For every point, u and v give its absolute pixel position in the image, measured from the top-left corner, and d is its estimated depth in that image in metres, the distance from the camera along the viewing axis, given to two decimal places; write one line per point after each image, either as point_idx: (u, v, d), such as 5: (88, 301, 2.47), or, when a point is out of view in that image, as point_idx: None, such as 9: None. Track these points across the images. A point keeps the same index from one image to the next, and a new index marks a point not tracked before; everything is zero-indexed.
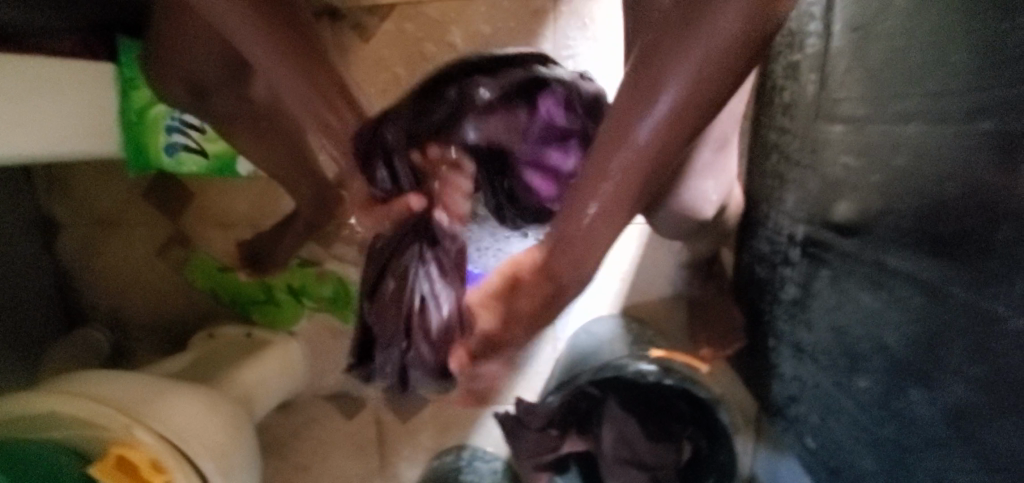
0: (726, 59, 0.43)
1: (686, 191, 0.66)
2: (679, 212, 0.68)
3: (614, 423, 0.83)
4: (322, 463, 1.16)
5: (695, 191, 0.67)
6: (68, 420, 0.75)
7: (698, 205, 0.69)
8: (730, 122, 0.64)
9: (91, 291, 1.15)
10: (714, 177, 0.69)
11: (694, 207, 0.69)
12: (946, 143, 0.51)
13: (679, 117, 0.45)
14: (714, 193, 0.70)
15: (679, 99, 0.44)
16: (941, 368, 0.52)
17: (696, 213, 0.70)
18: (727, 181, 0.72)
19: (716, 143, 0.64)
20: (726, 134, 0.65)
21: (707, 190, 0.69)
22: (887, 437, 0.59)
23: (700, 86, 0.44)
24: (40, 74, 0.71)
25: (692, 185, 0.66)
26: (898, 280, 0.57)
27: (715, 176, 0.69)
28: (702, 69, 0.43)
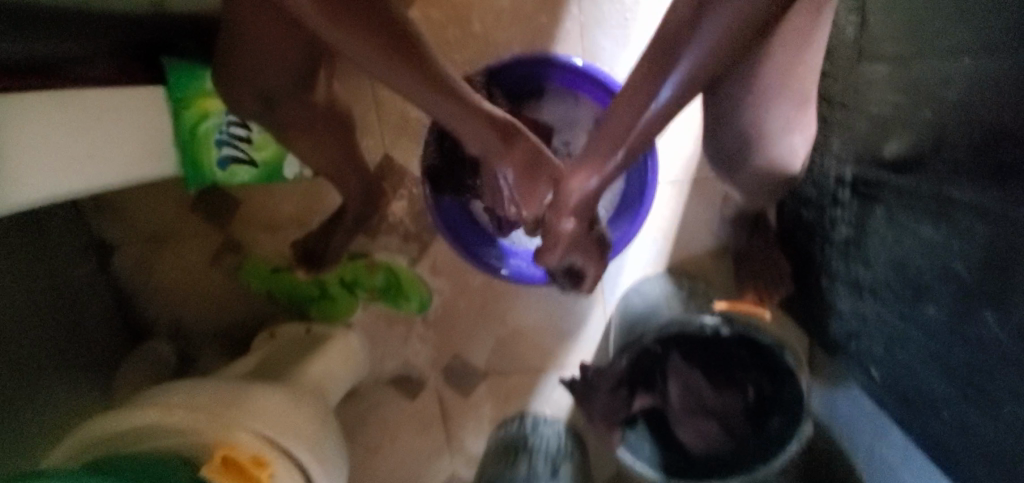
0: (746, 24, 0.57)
1: (773, 148, 0.74)
2: (767, 169, 0.76)
3: (679, 375, 0.88)
4: (392, 443, 1.21)
5: (784, 146, 0.74)
6: (172, 430, 0.80)
7: (790, 159, 0.75)
8: (805, 80, 0.70)
9: (151, 306, 1.19)
10: (806, 128, 0.74)
11: (787, 162, 0.76)
12: (1006, 73, 0.52)
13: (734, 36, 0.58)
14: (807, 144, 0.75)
15: (733, 21, 0.57)
16: (1014, 290, 0.54)
17: (788, 167, 0.76)
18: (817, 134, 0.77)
19: (795, 100, 0.71)
20: (804, 90, 0.71)
21: (796, 143, 0.74)
22: (958, 360, 0.62)
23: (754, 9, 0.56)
24: (102, 107, 0.73)
25: (781, 141, 0.73)
26: (962, 211, 0.58)
27: (805, 128, 0.74)
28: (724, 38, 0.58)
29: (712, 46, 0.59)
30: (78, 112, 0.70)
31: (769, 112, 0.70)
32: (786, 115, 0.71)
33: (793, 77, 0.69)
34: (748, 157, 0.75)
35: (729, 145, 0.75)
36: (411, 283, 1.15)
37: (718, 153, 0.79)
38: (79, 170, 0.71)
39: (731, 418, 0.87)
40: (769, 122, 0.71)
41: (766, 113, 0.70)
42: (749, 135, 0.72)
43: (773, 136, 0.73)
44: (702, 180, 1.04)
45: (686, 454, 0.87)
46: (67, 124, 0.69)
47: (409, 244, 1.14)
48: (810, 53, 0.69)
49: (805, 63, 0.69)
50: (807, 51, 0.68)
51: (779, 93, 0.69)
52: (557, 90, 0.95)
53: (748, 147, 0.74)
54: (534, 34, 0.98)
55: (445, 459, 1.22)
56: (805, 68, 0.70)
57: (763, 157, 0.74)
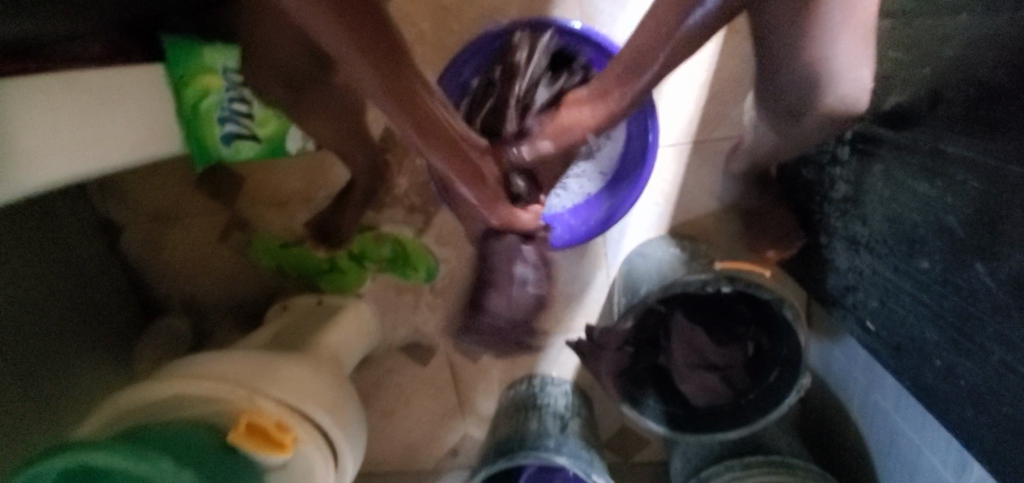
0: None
1: (836, 89, 0.67)
2: (831, 113, 0.69)
3: (682, 333, 0.90)
4: (406, 406, 1.27)
5: (848, 86, 0.67)
6: (197, 399, 0.83)
7: (856, 99, 0.68)
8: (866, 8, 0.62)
9: (164, 284, 1.22)
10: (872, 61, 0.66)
11: (854, 103, 0.69)
12: (1003, 28, 0.53)
13: None
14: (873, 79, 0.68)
15: None
16: (1003, 242, 0.56)
17: (854, 107, 0.69)
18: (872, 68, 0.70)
19: (856, 33, 0.63)
20: (867, 19, 0.63)
21: (862, 80, 0.67)
22: (949, 310, 0.64)
23: None
24: (104, 89, 0.74)
25: (845, 80, 0.66)
26: (956, 167, 0.60)
27: (871, 61, 0.66)
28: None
29: None
30: (82, 96, 0.71)
31: (831, 49, 0.63)
32: (849, 51, 0.64)
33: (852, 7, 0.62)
34: (814, 101, 0.68)
35: (789, 90, 0.68)
36: (418, 254, 1.17)
37: (779, 101, 0.72)
38: (85, 152, 0.72)
39: (731, 372, 0.91)
40: (831, 61, 0.64)
41: (827, 51, 0.63)
42: (810, 78, 0.66)
43: (836, 76, 0.66)
44: (704, 141, 1.04)
45: (689, 407, 0.91)
46: (69, 107, 0.69)
47: (414, 215, 1.15)
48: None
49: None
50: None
51: (842, 27, 0.62)
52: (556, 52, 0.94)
53: (811, 90, 0.67)
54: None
55: (457, 418, 1.28)
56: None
57: (826, 100, 0.68)
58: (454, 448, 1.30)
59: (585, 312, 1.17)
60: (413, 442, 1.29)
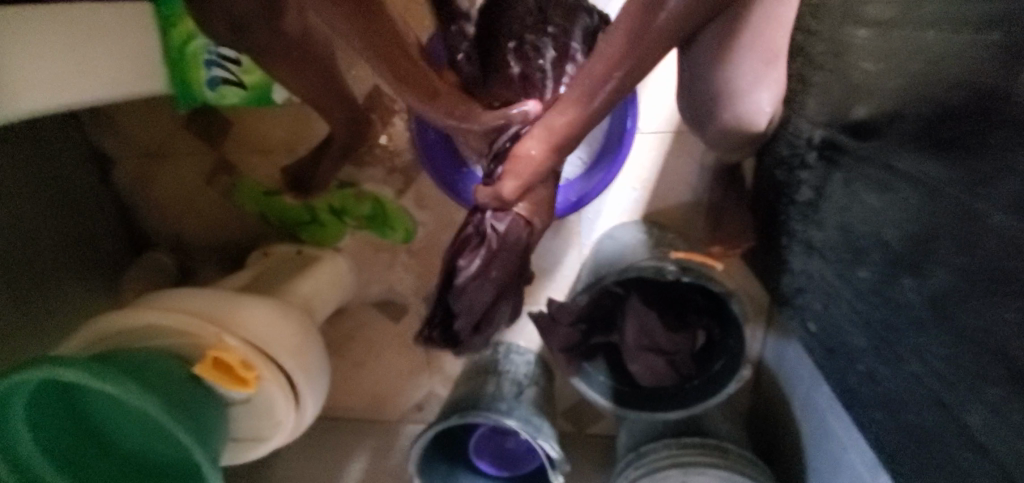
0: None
1: (738, 105, 0.73)
2: (733, 127, 0.77)
3: (637, 317, 0.93)
4: (376, 359, 1.32)
5: (749, 104, 0.74)
6: (170, 332, 0.87)
7: (755, 119, 0.76)
8: (772, 36, 0.69)
9: (151, 219, 1.26)
10: (775, 86, 0.73)
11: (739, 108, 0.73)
12: (965, 51, 0.54)
13: None
14: (773, 105, 0.75)
15: None
16: (931, 260, 0.59)
17: (753, 126, 0.77)
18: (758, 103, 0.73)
19: (761, 56, 0.70)
20: (774, 46, 0.70)
21: (761, 103, 0.74)
22: (877, 319, 0.68)
23: None
24: (87, 24, 0.75)
25: (745, 98, 0.73)
26: (904, 183, 0.62)
27: (774, 87, 0.74)
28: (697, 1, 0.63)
29: None
30: (64, 30, 0.72)
31: (738, 64, 0.70)
32: (754, 71, 0.71)
33: (762, 33, 0.69)
34: (716, 112, 0.75)
35: (699, 98, 0.75)
36: (398, 214, 1.20)
37: (692, 107, 0.78)
38: (71, 86, 0.75)
39: (680, 358, 0.95)
40: (737, 76, 0.71)
41: (732, 65, 0.70)
42: (716, 90, 0.72)
43: (738, 93, 0.72)
44: (686, 131, 1.05)
45: (636, 385, 0.96)
46: (56, 39, 0.72)
47: (395, 176, 1.17)
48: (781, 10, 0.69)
49: (776, 21, 0.69)
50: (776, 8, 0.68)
51: (751, 47, 0.69)
52: None
53: (714, 101, 0.74)
54: None
55: (424, 375, 1.33)
56: (774, 26, 0.69)
57: (729, 113, 0.74)
58: (419, 404, 1.35)
59: (552, 288, 1.18)
60: (380, 394, 1.35)
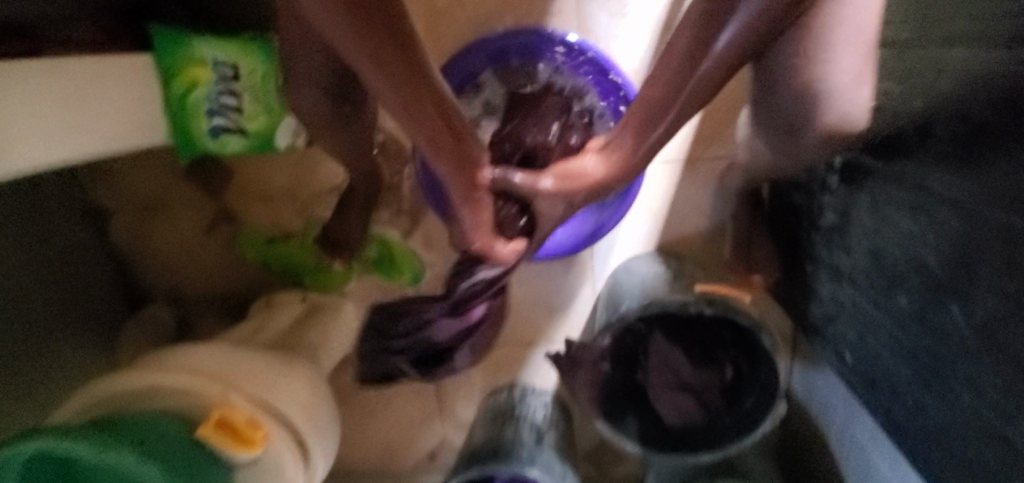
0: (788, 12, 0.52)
1: (833, 108, 0.64)
2: (831, 134, 0.67)
3: (660, 354, 0.92)
4: (386, 407, 1.26)
5: (846, 106, 0.64)
6: (169, 393, 0.82)
7: (854, 120, 0.66)
8: (858, 24, 0.59)
9: (151, 273, 1.22)
10: (874, 77, 0.64)
11: (835, 120, 0.65)
12: (995, 67, 0.51)
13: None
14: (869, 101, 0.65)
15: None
16: (978, 285, 0.56)
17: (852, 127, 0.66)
18: (848, 109, 0.65)
19: (851, 49, 0.60)
20: (864, 34, 0.60)
21: (861, 98, 0.64)
22: (923, 350, 0.64)
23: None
24: (86, 76, 0.73)
25: (842, 98, 0.64)
26: (939, 204, 0.59)
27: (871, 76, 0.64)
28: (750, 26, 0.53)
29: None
30: (62, 81, 0.71)
31: (826, 61, 0.61)
32: (848, 67, 0.62)
33: (846, 22, 0.59)
34: (809, 119, 0.66)
35: (786, 107, 0.67)
36: (405, 256, 1.17)
37: (773, 119, 0.71)
38: (63, 141, 0.72)
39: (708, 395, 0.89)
40: (833, 78, 0.62)
41: (820, 64, 0.61)
42: (806, 93, 0.64)
43: (831, 93, 0.63)
44: (698, 159, 1.04)
45: (664, 427, 0.90)
46: (51, 93, 0.69)
47: (400, 216, 1.15)
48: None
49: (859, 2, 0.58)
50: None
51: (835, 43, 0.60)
52: (549, 64, 0.94)
53: (808, 106, 0.65)
54: (527, 5, 0.96)
55: (437, 422, 1.27)
56: (859, 8, 0.59)
57: (824, 120, 0.65)
58: (432, 453, 1.29)
59: (568, 326, 1.15)
60: (391, 444, 1.28)
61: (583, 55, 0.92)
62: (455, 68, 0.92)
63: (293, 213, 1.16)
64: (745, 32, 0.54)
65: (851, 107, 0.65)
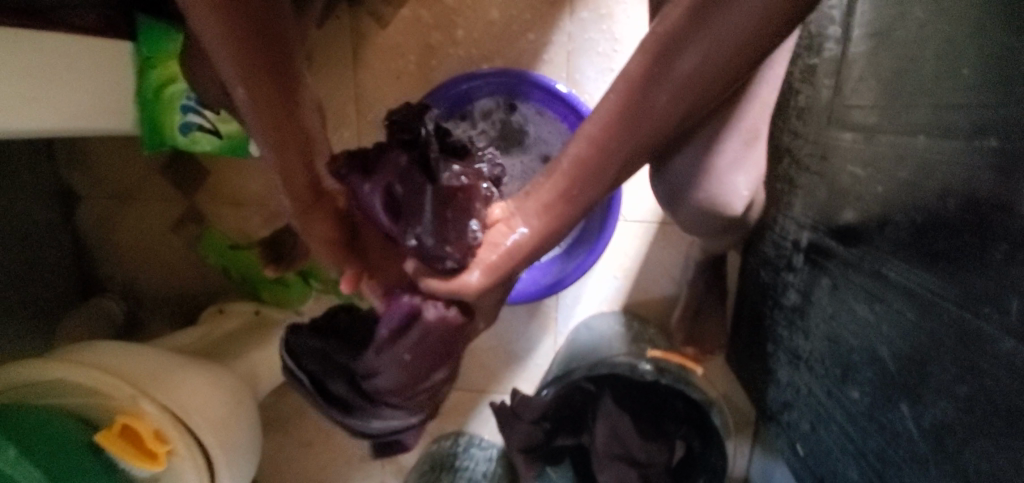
0: (756, 47, 0.40)
1: (714, 186, 0.63)
2: (706, 209, 0.66)
3: (608, 419, 0.85)
4: (325, 440, 1.18)
5: (724, 186, 0.64)
6: (76, 389, 0.76)
7: (726, 202, 0.66)
8: (759, 113, 0.60)
9: (109, 264, 1.18)
10: (751, 171, 0.65)
11: (713, 195, 0.65)
12: (953, 158, 0.50)
13: (750, 48, 0.40)
14: (744, 194, 0.66)
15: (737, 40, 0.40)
16: (928, 385, 0.52)
17: (724, 209, 0.67)
18: (721, 190, 0.64)
19: (746, 133, 0.61)
20: (760, 124, 0.61)
21: (740, 185, 0.65)
22: (871, 450, 0.59)
23: (758, 36, 0.39)
24: (60, 53, 0.73)
25: (724, 179, 0.63)
26: (895, 294, 0.56)
27: (751, 170, 0.65)
28: (710, 57, 0.40)
29: (722, 38, 0.40)
30: (34, 54, 0.69)
31: (725, 138, 0.60)
32: (735, 152, 0.61)
33: (752, 106, 0.60)
34: (692, 190, 0.64)
35: (676, 176, 0.63)
36: None
37: (665, 185, 0.65)
38: (17, 111, 0.70)
39: (652, 472, 0.84)
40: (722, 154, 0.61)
41: (721, 139, 0.60)
42: (699, 163, 0.61)
43: (720, 170, 0.62)
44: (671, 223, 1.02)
45: None
46: (22, 66, 0.69)
47: None
48: (770, 86, 0.61)
49: (763, 95, 0.60)
50: (764, 83, 0.60)
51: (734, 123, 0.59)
52: (529, 113, 0.96)
53: (697, 178, 0.63)
54: (518, 50, 0.97)
55: (375, 463, 1.19)
56: (760, 100, 0.60)
57: (705, 192, 0.64)
58: None
59: (522, 378, 1.10)
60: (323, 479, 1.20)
61: (567, 104, 0.91)
62: (449, 91, 0.92)
63: (259, 222, 1.13)
64: (707, 60, 0.41)
65: (726, 188, 0.64)
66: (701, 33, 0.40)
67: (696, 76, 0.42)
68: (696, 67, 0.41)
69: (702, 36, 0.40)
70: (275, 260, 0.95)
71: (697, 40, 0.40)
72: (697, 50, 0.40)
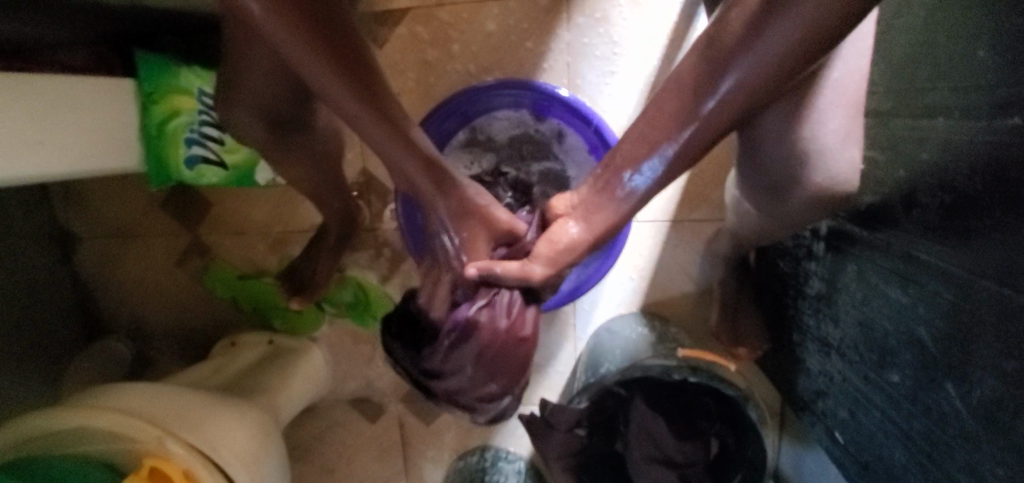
0: (805, 53, 0.47)
1: (826, 161, 0.59)
2: (817, 192, 0.61)
3: (642, 424, 0.84)
4: (348, 466, 1.16)
5: (833, 164, 0.59)
6: (101, 435, 0.74)
7: (839, 181, 0.60)
8: (860, 83, 0.57)
9: (113, 305, 1.16)
10: (860, 147, 0.60)
11: (829, 176, 0.59)
12: (977, 137, 0.50)
13: (801, 49, 0.46)
14: (857, 171, 0.61)
15: (787, 43, 0.46)
16: (973, 363, 0.52)
17: (838, 189, 0.61)
18: (834, 169, 0.59)
19: (849, 106, 0.57)
20: (861, 94, 0.57)
21: (851, 161, 0.60)
22: (918, 432, 0.59)
23: (812, 37, 0.46)
24: (62, 94, 0.72)
25: (837, 152, 0.59)
26: (928, 274, 0.56)
27: (858, 145, 0.60)
28: (761, 65, 0.48)
29: (778, 43, 0.46)
30: (39, 98, 0.68)
31: (822, 118, 0.57)
32: (837, 126, 0.57)
33: (850, 75, 0.56)
34: (798, 178, 0.60)
35: (771, 168, 0.61)
36: (380, 302, 1.11)
37: (757, 178, 0.64)
38: (27, 155, 0.68)
39: (690, 471, 0.83)
40: (818, 129, 0.57)
41: (814, 118, 0.57)
42: (801, 143, 0.58)
43: (827, 146, 0.58)
44: (683, 220, 1.02)
45: None
46: (30, 111, 0.67)
47: (378, 261, 1.10)
48: (865, 55, 0.57)
49: (861, 62, 0.56)
50: (863, 49, 0.56)
51: (831, 93, 0.56)
52: (551, 121, 0.94)
53: (797, 163, 0.59)
54: (517, 59, 0.97)
55: None
56: (858, 68, 0.57)
57: (810, 173, 0.59)
58: None
59: (544, 388, 1.08)
60: None
61: (570, 110, 0.92)
62: (476, 99, 0.92)
63: (266, 250, 1.12)
64: (758, 67, 0.48)
65: (835, 165, 0.59)
66: (757, 39, 0.47)
67: (750, 79, 0.49)
68: (752, 69, 0.48)
69: (753, 42, 0.47)
70: (296, 290, 0.96)
71: (757, 45, 0.47)
72: (750, 59, 0.48)
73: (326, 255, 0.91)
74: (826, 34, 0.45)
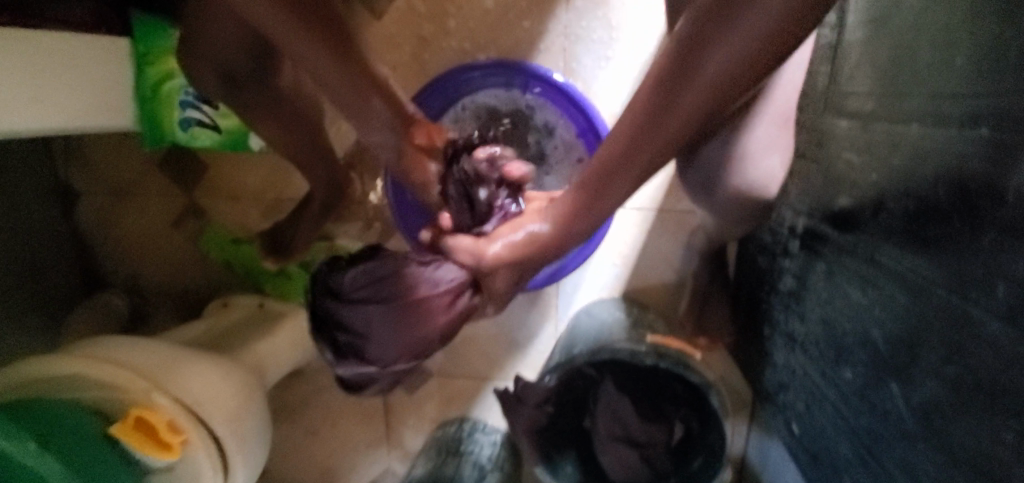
0: (775, 47, 0.44)
1: (749, 170, 0.66)
2: (737, 189, 0.68)
3: (609, 405, 0.87)
4: (330, 428, 1.20)
5: (757, 167, 0.66)
6: (90, 384, 0.75)
7: (757, 183, 0.67)
8: (789, 98, 0.65)
9: (110, 260, 1.18)
10: (780, 157, 0.68)
11: (750, 177, 0.67)
12: (945, 147, 0.51)
13: (767, 44, 0.44)
14: (774, 178, 0.69)
15: (757, 38, 0.43)
16: (918, 366, 0.54)
17: (753, 190, 0.68)
18: (756, 171, 0.67)
19: (779, 117, 0.64)
20: (790, 108, 0.65)
21: (772, 167, 0.67)
22: (864, 428, 0.62)
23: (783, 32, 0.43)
24: (58, 51, 0.73)
25: (760, 162, 0.66)
26: (887, 278, 0.58)
27: (781, 154, 0.67)
28: (730, 59, 0.45)
29: (745, 37, 0.43)
30: (36, 54, 0.70)
31: (755, 124, 0.63)
32: (766, 133, 0.64)
33: (777, 92, 0.64)
34: (723, 176, 0.67)
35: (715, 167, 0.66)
36: None
37: (694, 175, 0.70)
38: (26, 110, 0.70)
39: (653, 452, 0.86)
40: (751, 134, 0.64)
41: (750, 126, 0.63)
42: (733, 148, 0.64)
43: (753, 151, 0.65)
44: (668, 210, 1.03)
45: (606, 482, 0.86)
46: (26, 67, 0.69)
47: (367, 232, 1.12)
48: (794, 76, 0.65)
49: (791, 80, 0.65)
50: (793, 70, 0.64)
51: (768, 103, 0.63)
52: (539, 104, 0.95)
53: (724, 166, 0.66)
54: (514, 39, 0.97)
55: (381, 450, 1.20)
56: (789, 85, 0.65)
57: (735, 174, 0.66)
58: None
59: (522, 365, 1.11)
60: (330, 468, 1.20)
61: (562, 94, 0.92)
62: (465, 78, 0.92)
63: (259, 216, 1.14)
64: (729, 62, 0.45)
65: (757, 167, 0.66)
66: (727, 30, 0.44)
67: (722, 73, 0.46)
68: (721, 61, 0.45)
69: (723, 35, 0.44)
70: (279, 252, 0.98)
71: (726, 35, 0.44)
72: (722, 48, 0.44)
73: (312, 223, 0.93)
74: (793, 30, 0.43)
